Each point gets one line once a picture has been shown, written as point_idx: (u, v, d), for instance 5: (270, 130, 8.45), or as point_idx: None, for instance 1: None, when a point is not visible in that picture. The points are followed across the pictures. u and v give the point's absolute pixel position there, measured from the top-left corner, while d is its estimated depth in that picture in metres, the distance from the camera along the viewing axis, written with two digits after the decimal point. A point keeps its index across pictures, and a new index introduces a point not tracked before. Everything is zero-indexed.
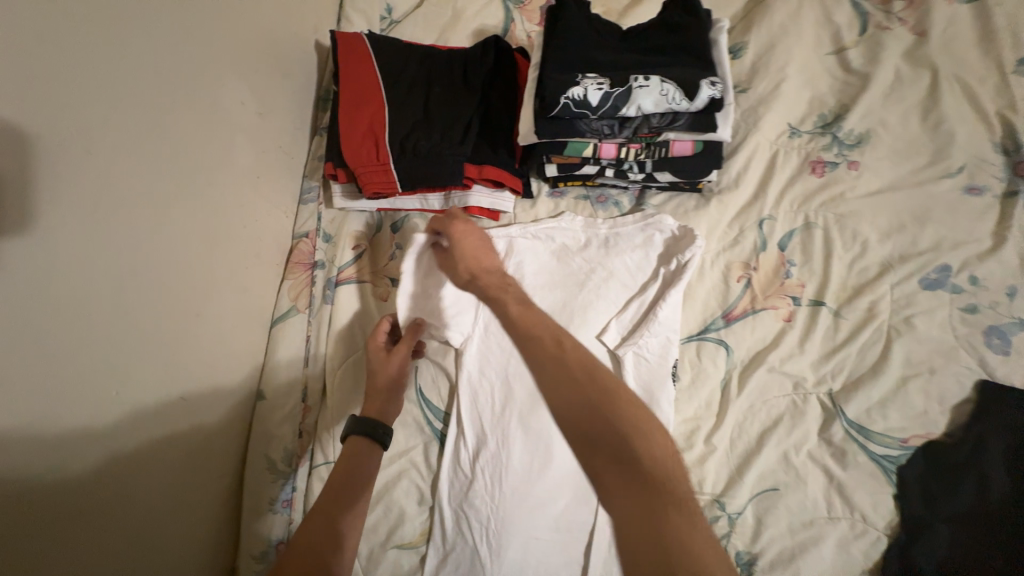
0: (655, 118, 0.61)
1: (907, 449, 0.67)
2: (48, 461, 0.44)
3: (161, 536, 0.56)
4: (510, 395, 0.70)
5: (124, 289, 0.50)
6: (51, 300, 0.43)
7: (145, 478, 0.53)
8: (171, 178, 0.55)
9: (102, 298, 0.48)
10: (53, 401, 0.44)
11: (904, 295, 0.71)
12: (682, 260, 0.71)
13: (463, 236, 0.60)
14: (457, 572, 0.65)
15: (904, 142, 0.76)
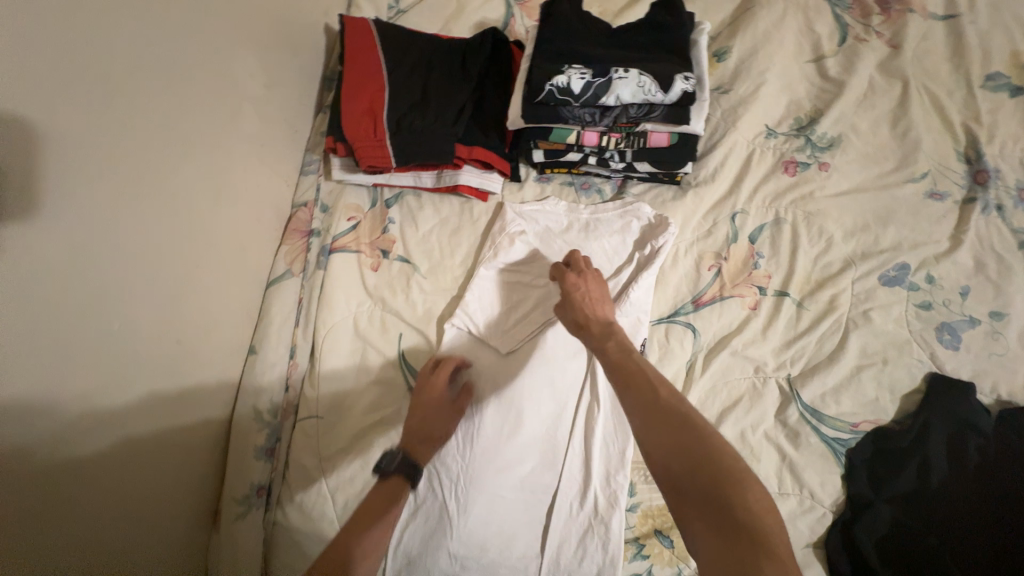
0: (633, 109, 0.67)
1: (857, 434, 0.71)
2: (75, 375, 0.47)
3: (157, 468, 0.59)
4: (487, 363, 0.73)
5: (146, 229, 0.54)
6: (85, 228, 0.47)
7: (148, 410, 0.57)
8: (185, 136, 0.60)
9: (127, 234, 0.52)
10: (82, 318, 0.48)
11: (864, 289, 0.75)
12: (655, 246, 0.76)
13: (578, 286, 0.66)
14: (425, 524, 0.68)
15: (874, 147, 0.80)
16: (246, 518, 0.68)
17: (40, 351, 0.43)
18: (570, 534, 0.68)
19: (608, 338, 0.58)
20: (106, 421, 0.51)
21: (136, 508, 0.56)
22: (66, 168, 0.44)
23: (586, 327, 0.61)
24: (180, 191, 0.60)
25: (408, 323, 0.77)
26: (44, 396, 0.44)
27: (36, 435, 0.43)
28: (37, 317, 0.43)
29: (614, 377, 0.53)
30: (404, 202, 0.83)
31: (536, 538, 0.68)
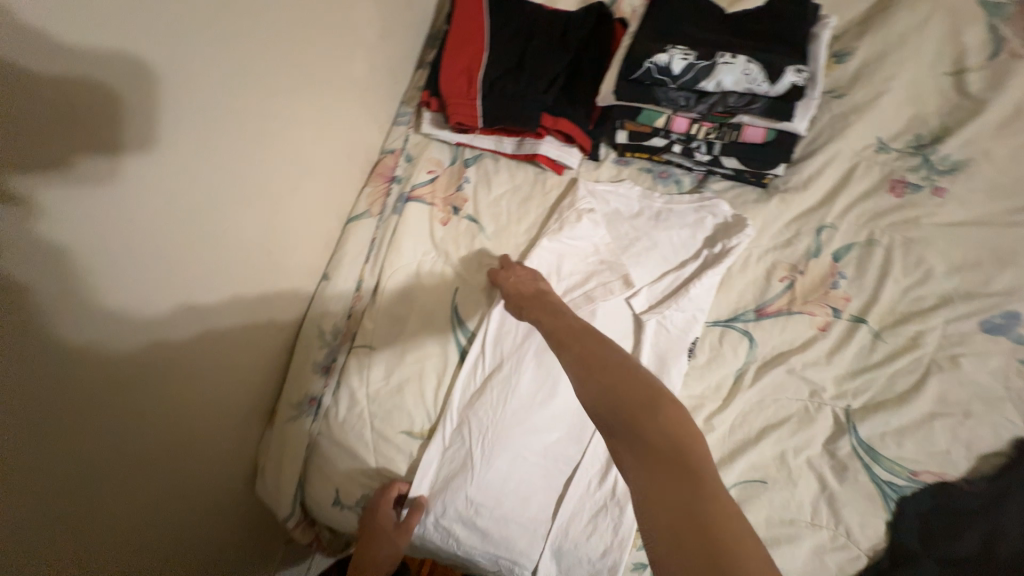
0: (733, 98, 0.65)
1: (916, 483, 0.65)
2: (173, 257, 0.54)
3: (225, 356, 0.67)
4: (533, 331, 0.76)
5: (251, 145, 0.61)
6: (206, 132, 0.54)
7: (225, 306, 0.63)
8: (300, 68, 0.66)
9: (237, 146, 0.59)
10: (189, 209, 0.54)
11: (958, 332, 0.68)
12: (727, 246, 0.74)
13: (506, 278, 0.71)
14: (449, 466, 0.72)
15: (1011, 178, 0.70)
16: (297, 422, 0.75)
17: (153, 236, 0.51)
18: (584, 506, 0.69)
19: (542, 310, 0.64)
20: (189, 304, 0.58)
21: (207, 390, 0.65)
22: (199, 78, 0.51)
23: (527, 301, 0.67)
24: (290, 119, 0.66)
25: (465, 279, 0.81)
26: (149, 265, 0.51)
27: (132, 296, 0.50)
28: (154, 206, 0.50)
29: (550, 336, 0.58)
30: (483, 164, 0.86)
31: (550, 503, 0.69)
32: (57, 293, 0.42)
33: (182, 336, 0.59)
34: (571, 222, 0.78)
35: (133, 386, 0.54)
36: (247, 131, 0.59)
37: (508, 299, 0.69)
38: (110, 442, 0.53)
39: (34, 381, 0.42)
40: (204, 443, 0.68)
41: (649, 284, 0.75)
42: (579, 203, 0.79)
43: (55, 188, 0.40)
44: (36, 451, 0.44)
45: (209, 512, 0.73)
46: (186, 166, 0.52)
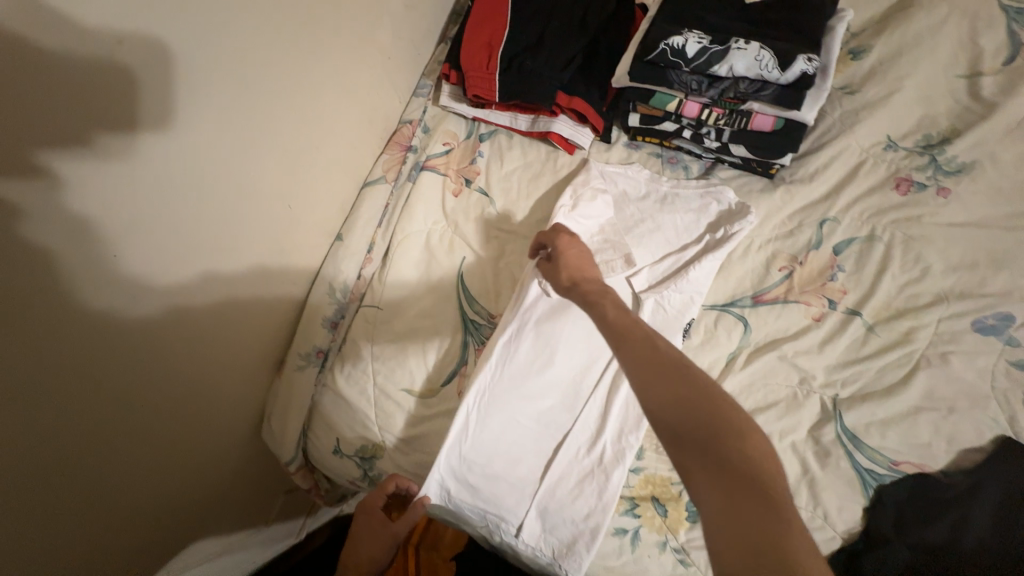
0: (745, 83, 0.66)
1: (895, 473, 0.66)
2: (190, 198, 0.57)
3: (239, 305, 0.69)
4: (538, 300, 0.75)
5: (272, 99, 0.63)
6: (228, 80, 0.57)
7: (241, 254, 0.66)
8: (325, 30, 0.68)
9: (260, 99, 0.62)
10: (208, 153, 0.57)
11: (950, 331, 0.69)
12: (729, 232, 0.75)
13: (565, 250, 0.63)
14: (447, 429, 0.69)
15: (1012, 183, 0.71)
16: (304, 370, 0.79)
17: (178, 181, 0.54)
18: (571, 469, 0.72)
19: (604, 297, 0.52)
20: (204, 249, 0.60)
21: (220, 337, 0.68)
22: (229, 28, 0.54)
23: (579, 288, 0.56)
24: (316, 78, 0.69)
25: (473, 249, 0.83)
26: (162, 201, 0.54)
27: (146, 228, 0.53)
28: (176, 149, 0.53)
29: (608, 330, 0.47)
30: (497, 140, 0.88)
31: (539, 464, 0.73)
32: (81, 219, 0.46)
33: (198, 284, 0.61)
34: (580, 196, 0.78)
35: (150, 325, 0.57)
36: (270, 85, 0.63)
37: (562, 282, 0.59)
38: (123, 376, 0.56)
39: (54, 303, 0.46)
40: (214, 387, 0.71)
41: (650, 264, 0.78)
42: (587, 180, 0.80)
43: (85, 119, 0.43)
44: (46, 374, 0.47)
45: (215, 454, 0.77)
46: (213, 112, 0.56)
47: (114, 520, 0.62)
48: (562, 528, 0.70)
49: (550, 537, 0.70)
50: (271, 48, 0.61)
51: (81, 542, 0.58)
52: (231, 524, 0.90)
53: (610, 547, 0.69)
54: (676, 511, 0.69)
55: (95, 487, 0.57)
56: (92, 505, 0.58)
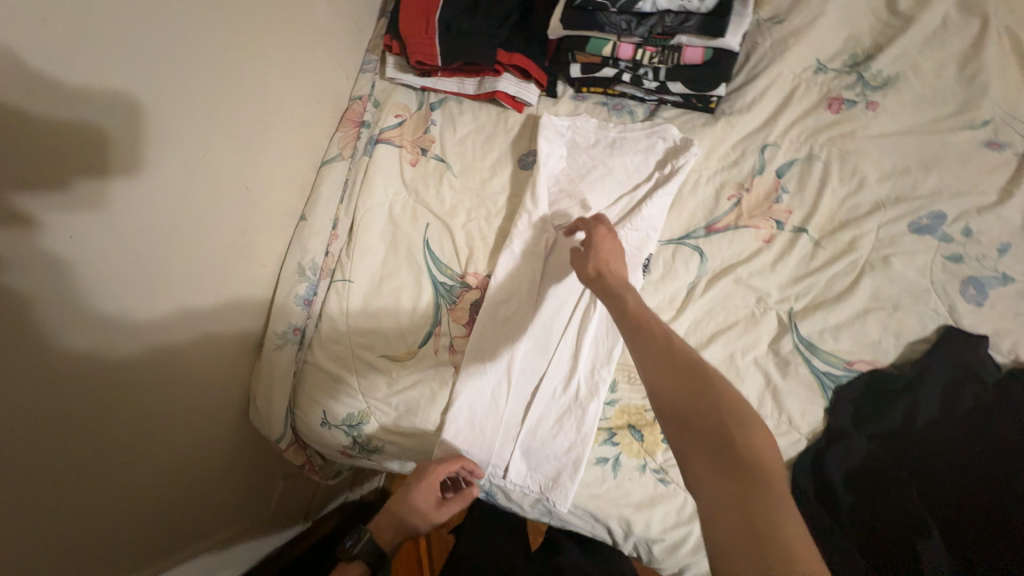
0: (670, 17, 0.72)
1: (851, 372, 0.70)
2: (144, 181, 0.57)
3: (211, 288, 0.71)
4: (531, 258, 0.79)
5: (216, 78, 0.64)
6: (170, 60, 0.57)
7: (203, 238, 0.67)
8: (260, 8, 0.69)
9: (204, 78, 0.62)
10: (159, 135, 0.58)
11: (890, 235, 0.73)
12: (676, 166, 0.78)
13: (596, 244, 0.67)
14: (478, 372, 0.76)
15: (934, 90, 0.75)
16: (282, 349, 0.80)
17: (130, 164, 0.55)
18: (550, 412, 0.75)
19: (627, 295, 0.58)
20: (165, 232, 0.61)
21: (197, 325, 0.70)
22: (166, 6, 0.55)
23: (603, 283, 0.62)
24: (258, 55, 0.71)
25: (434, 214, 0.85)
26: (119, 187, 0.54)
27: (110, 213, 0.54)
28: (127, 131, 0.54)
29: (625, 326, 0.55)
30: (447, 107, 0.90)
31: (522, 411, 0.76)
32: (38, 204, 0.47)
33: (166, 273, 0.63)
34: (542, 150, 0.81)
35: (120, 316, 0.58)
36: (214, 64, 0.64)
37: (587, 272, 0.65)
38: (99, 367, 0.58)
39: (20, 293, 0.47)
40: (196, 374, 0.73)
41: (606, 208, 0.80)
42: (542, 131, 0.82)
43: (36, 101, 0.44)
44: (25, 367, 0.50)
45: (202, 440, 0.79)
46: (162, 92, 0.57)
47: (102, 503, 0.65)
48: (546, 466, 0.73)
49: (536, 478, 0.74)
50: (212, 25, 0.62)
51: (61, 527, 0.60)
52: (223, 514, 0.92)
53: (594, 476, 0.72)
54: (652, 435, 0.72)
55: (77, 475, 0.60)
56: (73, 493, 0.60)
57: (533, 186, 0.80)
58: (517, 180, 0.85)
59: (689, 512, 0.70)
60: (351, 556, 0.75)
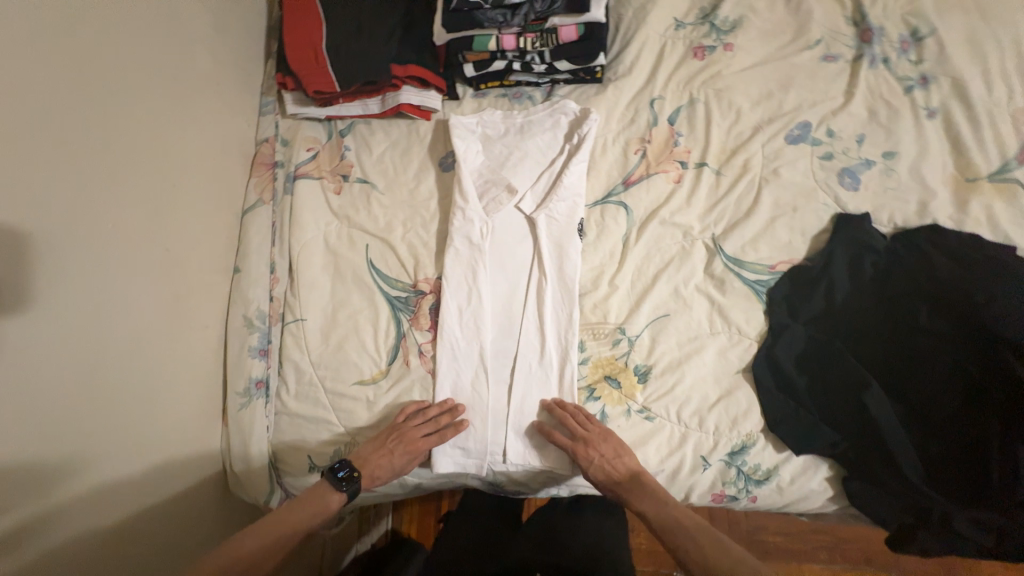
0: (538, 4, 0.79)
1: (775, 274, 0.79)
2: (44, 259, 0.56)
3: (149, 356, 0.69)
4: (476, 249, 0.82)
5: (98, 147, 0.63)
6: (38, 136, 0.56)
7: (128, 306, 0.66)
8: (132, 73, 0.69)
9: (84, 150, 0.61)
10: (49, 212, 0.56)
11: (773, 150, 0.83)
12: (581, 135, 0.85)
13: (591, 460, 0.71)
14: (452, 365, 0.79)
15: (772, 24, 0.88)
16: (248, 406, 0.79)
17: (25, 246, 0.53)
18: (531, 389, 0.78)
19: (643, 500, 0.70)
20: (81, 306, 0.60)
21: (148, 398, 0.69)
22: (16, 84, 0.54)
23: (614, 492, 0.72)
24: (145, 115, 0.70)
25: (370, 233, 0.86)
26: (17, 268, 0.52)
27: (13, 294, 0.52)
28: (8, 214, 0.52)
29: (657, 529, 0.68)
30: (357, 130, 0.91)
31: (505, 396, 0.79)
32: None
33: (97, 348, 0.62)
34: (459, 150, 0.85)
35: (59, 397, 0.57)
36: (92, 135, 0.62)
37: (599, 482, 0.71)
38: (54, 453, 0.56)
39: None
40: (162, 452, 0.71)
41: (530, 188, 0.85)
42: (454, 132, 0.86)
43: None
44: None
45: (190, 518, 0.75)
46: (44, 166, 0.56)
47: None
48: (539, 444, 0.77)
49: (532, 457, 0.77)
50: (83, 92, 0.61)
51: None
52: None
53: None
54: (627, 379, 0.77)
55: None
56: None
57: (457, 184, 0.84)
58: (443, 182, 0.87)
59: (678, 438, 0.75)
60: (337, 486, 0.70)
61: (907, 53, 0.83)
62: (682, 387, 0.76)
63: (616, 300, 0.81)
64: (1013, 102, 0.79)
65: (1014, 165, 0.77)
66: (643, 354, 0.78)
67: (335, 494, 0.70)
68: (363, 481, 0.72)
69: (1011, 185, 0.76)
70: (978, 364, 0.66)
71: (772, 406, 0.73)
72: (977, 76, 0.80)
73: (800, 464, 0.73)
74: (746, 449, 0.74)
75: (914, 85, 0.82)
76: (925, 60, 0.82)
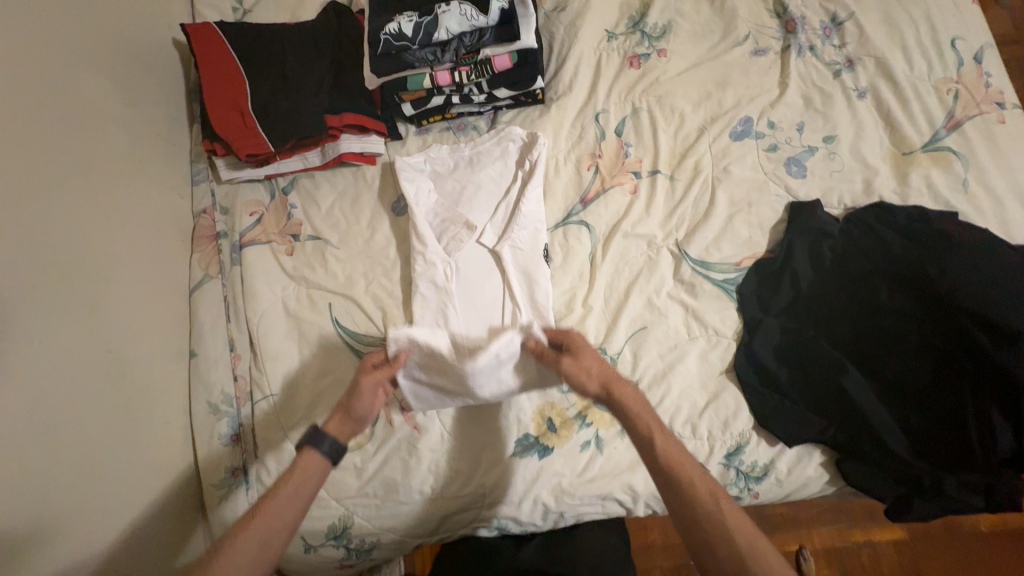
0: (467, 38, 0.78)
1: (741, 271, 0.80)
2: None
3: (110, 469, 0.64)
4: (442, 291, 0.79)
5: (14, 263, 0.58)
6: None
7: (78, 423, 0.61)
8: (42, 172, 0.63)
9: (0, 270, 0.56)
10: None
11: (720, 148, 0.84)
12: (532, 160, 0.84)
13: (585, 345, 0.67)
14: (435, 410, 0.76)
15: (700, 24, 0.89)
16: (228, 498, 0.74)
17: None
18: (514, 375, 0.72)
19: (643, 416, 0.60)
20: (25, 438, 0.55)
21: (111, 517, 0.64)
22: None
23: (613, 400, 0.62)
24: (61, 210, 0.65)
25: (331, 292, 0.82)
26: None
27: None
28: None
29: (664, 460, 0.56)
30: (300, 185, 0.87)
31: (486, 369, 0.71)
32: None
33: (46, 475, 0.57)
34: (411, 193, 0.83)
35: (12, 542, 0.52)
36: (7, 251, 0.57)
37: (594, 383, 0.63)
38: None
39: None
40: (137, 570, 0.66)
41: (489, 220, 0.83)
42: (402, 173, 0.83)
43: None
44: None
45: None
46: None
47: None
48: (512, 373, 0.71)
49: (497, 356, 0.69)
50: None
51: None
52: None
53: (584, 461, 0.74)
54: None
55: None
56: None
57: (414, 228, 0.81)
58: (398, 227, 0.85)
59: None
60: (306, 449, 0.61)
61: (830, 38, 0.86)
62: (671, 398, 0.76)
63: (593, 321, 0.80)
64: (932, 74, 0.82)
65: (943, 133, 0.80)
66: (628, 372, 0.77)
67: (312, 455, 0.61)
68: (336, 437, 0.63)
69: (944, 153, 0.79)
70: (953, 340, 0.67)
71: (760, 403, 0.74)
72: (898, 53, 0.84)
73: (794, 454, 0.74)
74: (741, 448, 0.74)
75: (842, 69, 0.84)
76: (848, 43, 0.85)
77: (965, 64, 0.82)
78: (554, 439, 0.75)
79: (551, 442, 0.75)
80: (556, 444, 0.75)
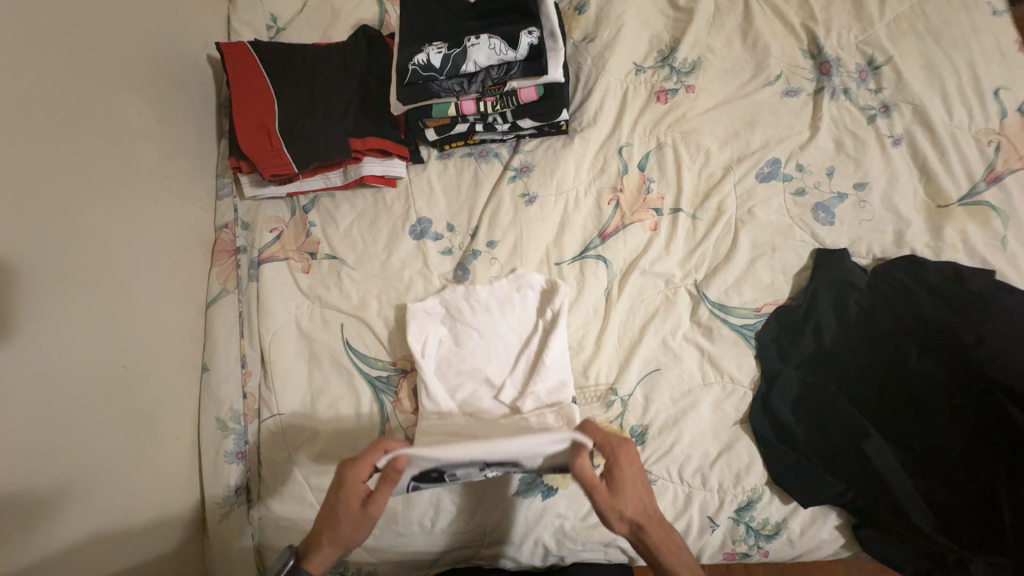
0: (495, 70, 0.78)
1: (761, 317, 0.77)
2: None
3: (118, 483, 0.65)
4: (457, 382, 0.76)
5: (44, 279, 0.60)
6: None
7: (90, 437, 0.62)
8: (78, 190, 0.66)
9: (31, 285, 0.58)
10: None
11: (746, 190, 0.82)
12: (554, 308, 0.78)
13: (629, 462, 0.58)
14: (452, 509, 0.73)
15: (731, 62, 0.88)
16: (230, 516, 0.75)
17: None
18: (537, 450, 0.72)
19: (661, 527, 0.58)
20: (40, 453, 0.57)
21: (114, 533, 0.64)
22: None
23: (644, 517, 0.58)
24: (89, 228, 0.66)
25: (344, 313, 0.82)
26: None
27: None
28: None
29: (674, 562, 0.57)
30: (321, 204, 0.88)
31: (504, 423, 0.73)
32: None
33: (49, 489, 0.58)
34: (425, 348, 0.77)
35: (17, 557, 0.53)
36: (41, 268, 0.60)
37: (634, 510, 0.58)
38: None
39: None
40: None
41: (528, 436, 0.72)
42: (415, 328, 0.78)
43: None
44: None
45: None
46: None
47: None
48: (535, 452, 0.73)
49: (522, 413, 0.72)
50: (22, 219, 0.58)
51: None
52: None
53: (588, 505, 0.73)
54: None
55: None
56: None
57: (425, 389, 0.74)
58: (414, 252, 0.84)
59: (683, 499, 0.73)
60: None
61: (865, 82, 0.84)
62: (681, 446, 0.73)
63: (605, 359, 0.78)
64: (974, 124, 0.79)
65: (982, 187, 0.77)
66: (638, 415, 0.75)
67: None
68: (312, 567, 0.59)
69: (982, 208, 0.76)
70: (982, 412, 0.65)
71: (774, 458, 0.72)
72: (936, 101, 0.81)
73: (808, 515, 0.71)
74: (753, 504, 0.72)
75: (877, 114, 0.82)
76: (885, 88, 0.83)
77: (1009, 116, 0.79)
78: (559, 479, 0.73)
79: (555, 482, 0.73)
80: (561, 484, 0.73)
